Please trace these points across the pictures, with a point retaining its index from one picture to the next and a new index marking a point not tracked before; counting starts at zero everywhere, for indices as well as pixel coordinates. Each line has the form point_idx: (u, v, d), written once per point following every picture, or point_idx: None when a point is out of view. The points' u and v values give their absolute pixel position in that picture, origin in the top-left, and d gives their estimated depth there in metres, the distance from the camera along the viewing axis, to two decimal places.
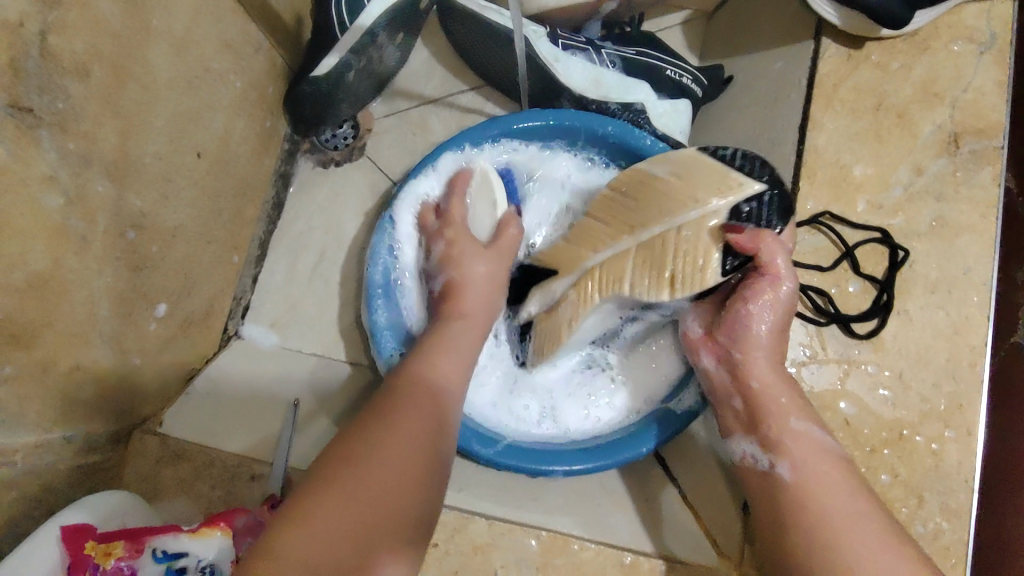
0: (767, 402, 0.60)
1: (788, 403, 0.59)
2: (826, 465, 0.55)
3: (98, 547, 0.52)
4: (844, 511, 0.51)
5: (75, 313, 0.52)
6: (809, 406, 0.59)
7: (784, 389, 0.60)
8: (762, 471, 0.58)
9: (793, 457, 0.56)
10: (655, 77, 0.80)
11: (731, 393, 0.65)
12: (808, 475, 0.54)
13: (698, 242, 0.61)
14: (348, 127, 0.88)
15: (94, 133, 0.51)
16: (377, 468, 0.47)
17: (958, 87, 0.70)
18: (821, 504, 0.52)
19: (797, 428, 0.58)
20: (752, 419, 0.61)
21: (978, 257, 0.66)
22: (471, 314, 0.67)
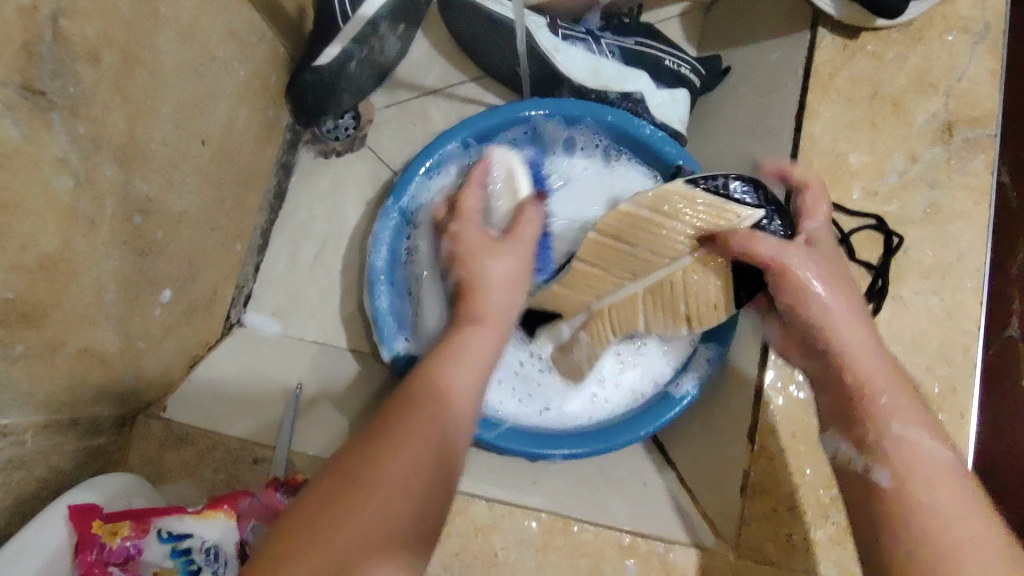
0: (862, 398, 0.49)
1: (888, 402, 0.48)
2: (937, 474, 0.44)
3: (104, 526, 0.52)
4: (971, 529, 0.41)
5: (84, 296, 0.53)
6: (916, 404, 0.48)
7: (884, 386, 0.49)
8: (861, 475, 0.48)
9: (893, 462, 0.46)
10: (654, 68, 0.80)
11: (819, 391, 0.55)
12: (913, 482, 0.44)
13: (706, 286, 0.66)
14: (349, 117, 0.88)
15: (104, 117, 0.51)
16: (379, 476, 0.39)
17: (952, 76, 0.71)
18: (926, 513, 0.42)
19: (903, 432, 0.47)
20: (848, 415, 0.51)
21: (971, 244, 0.67)
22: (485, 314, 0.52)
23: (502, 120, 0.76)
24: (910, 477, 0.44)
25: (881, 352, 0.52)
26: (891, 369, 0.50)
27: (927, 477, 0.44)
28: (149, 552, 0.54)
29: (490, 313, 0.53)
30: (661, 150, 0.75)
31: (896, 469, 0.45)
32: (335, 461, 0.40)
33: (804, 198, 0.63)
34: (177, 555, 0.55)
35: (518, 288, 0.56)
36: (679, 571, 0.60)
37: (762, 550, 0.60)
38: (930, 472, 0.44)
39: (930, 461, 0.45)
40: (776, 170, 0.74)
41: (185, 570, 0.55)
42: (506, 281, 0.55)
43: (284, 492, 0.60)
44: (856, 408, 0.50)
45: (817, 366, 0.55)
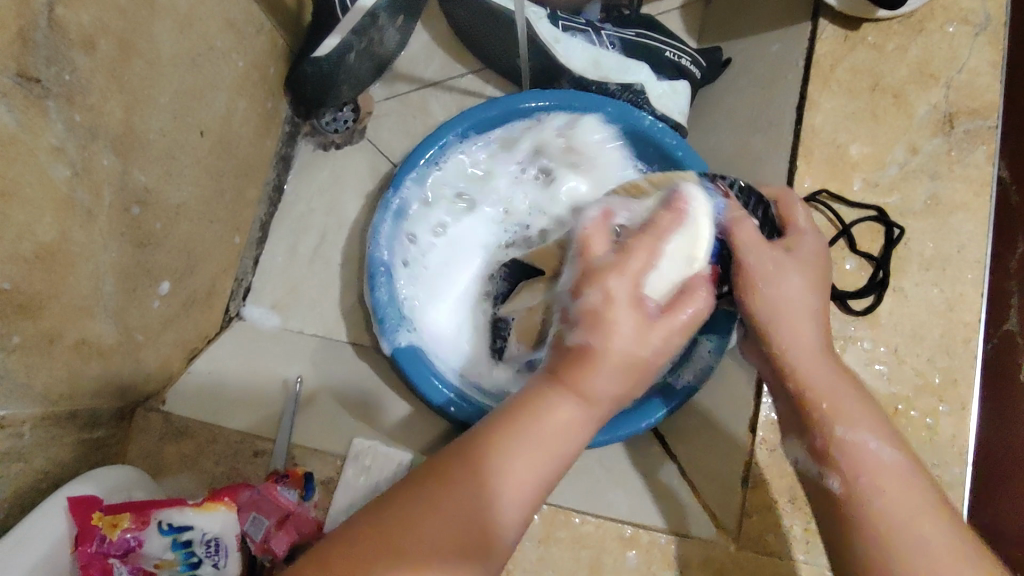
0: (807, 403, 0.52)
1: (831, 408, 0.51)
2: (886, 481, 0.47)
3: (104, 518, 0.52)
4: (908, 510, 0.46)
5: (81, 287, 0.53)
6: (865, 411, 0.51)
7: (827, 393, 0.51)
8: (815, 480, 0.52)
9: (842, 471, 0.49)
10: (654, 60, 0.80)
11: (775, 394, 0.57)
12: (863, 492, 0.48)
13: None
14: (349, 110, 0.88)
15: (100, 106, 0.51)
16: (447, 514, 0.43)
17: (953, 68, 0.71)
18: (876, 515, 0.46)
19: (846, 437, 0.50)
20: (801, 423, 0.53)
21: (972, 235, 0.67)
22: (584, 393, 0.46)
23: (501, 112, 0.76)
24: (858, 484, 0.48)
25: (833, 362, 0.53)
26: (839, 376, 0.53)
27: (872, 480, 0.48)
28: (150, 545, 0.54)
29: (591, 395, 0.46)
30: (661, 141, 0.74)
31: (847, 479, 0.49)
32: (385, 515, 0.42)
33: (779, 204, 0.61)
34: (177, 547, 0.54)
35: (650, 362, 0.47)
36: (679, 563, 0.60)
37: (763, 539, 0.60)
38: (880, 481, 0.47)
39: (877, 465, 0.48)
40: (776, 161, 0.73)
41: (186, 562, 0.55)
42: (626, 369, 0.46)
43: (285, 485, 0.61)
44: (805, 415, 0.52)
45: (768, 372, 0.57)
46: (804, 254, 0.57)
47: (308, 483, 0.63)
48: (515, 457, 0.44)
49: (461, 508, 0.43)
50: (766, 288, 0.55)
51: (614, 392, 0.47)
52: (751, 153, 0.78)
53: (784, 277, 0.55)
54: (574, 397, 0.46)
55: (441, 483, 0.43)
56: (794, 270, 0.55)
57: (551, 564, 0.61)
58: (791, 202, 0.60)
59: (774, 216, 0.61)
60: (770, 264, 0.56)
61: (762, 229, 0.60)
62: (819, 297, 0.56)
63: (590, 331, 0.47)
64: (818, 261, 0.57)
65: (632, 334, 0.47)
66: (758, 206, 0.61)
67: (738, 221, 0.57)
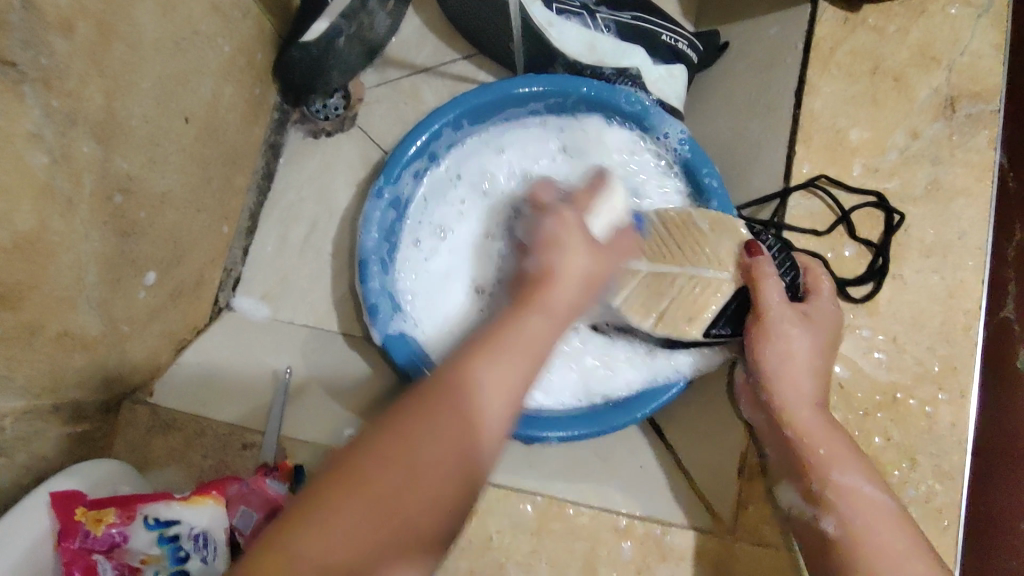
0: (805, 450, 0.56)
1: (827, 453, 0.55)
2: (878, 523, 0.51)
3: (88, 513, 0.51)
4: (896, 545, 0.50)
5: (62, 277, 0.51)
6: (862, 461, 0.55)
7: (823, 440, 0.56)
8: (807, 520, 0.55)
9: (838, 511, 0.53)
10: (650, 43, 0.77)
11: (766, 443, 0.61)
12: (861, 532, 0.51)
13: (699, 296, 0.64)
14: (339, 97, 0.87)
15: (80, 91, 0.49)
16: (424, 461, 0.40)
17: (955, 50, 0.69)
18: (871, 553, 0.50)
19: (843, 484, 0.54)
20: (794, 466, 0.57)
21: (973, 221, 0.66)
22: (560, 312, 0.51)
23: (495, 96, 0.73)
24: (854, 525, 0.52)
25: (830, 418, 0.58)
26: (831, 427, 0.57)
27: (867, 523, 0.52)
28: (135, 540, 0.53)
29: (553, 305, 0.51)
30: (643, 117, 0.74)
31: (843, 519, 0.52)
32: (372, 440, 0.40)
33: (807, 275, 0.63)
34: (163, 542, 0.54)
35: (593, 284, 0.54)
36: (674, 554, 0.60)
37: (759, 532, 0.60)
38: (876, 523, 0.51)
39: (873, 510, 0.52)
40: (774, 147, 0.72)
41: (173, 557, 0.54)
42: (580, 285, 0.53)
43: (273, 477, 0.60)
44: (803, 460, 0.56)
45: (766, 421, 0.61)
46: (820, 321, 0.60)
47: (297, 475, 0.62)
48: (494, 363, 0.44)
49: (448, 435, 0.41)
50: (779, 344, 0.61)
51: (574, 300, 0.52)
52: (748, 140, 0.76)
53: (794, 340, 0.60)
54: (541, 313, 0.50)
55: (419, 415, 0.41)
56: (805, 333, 0.60)
57: (544, 556, 0.60)
58: (816, 274, 0.63)
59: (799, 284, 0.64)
60: (786, 322, 0.60)
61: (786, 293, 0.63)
62: (822, 361, 0.60)
63: (547, 254, 0.54)
64: (832, 332, 0.60)
65: (583, 261, 0.54)
66: (790, 270, 0.63)
67: (766, 276, 0.61)
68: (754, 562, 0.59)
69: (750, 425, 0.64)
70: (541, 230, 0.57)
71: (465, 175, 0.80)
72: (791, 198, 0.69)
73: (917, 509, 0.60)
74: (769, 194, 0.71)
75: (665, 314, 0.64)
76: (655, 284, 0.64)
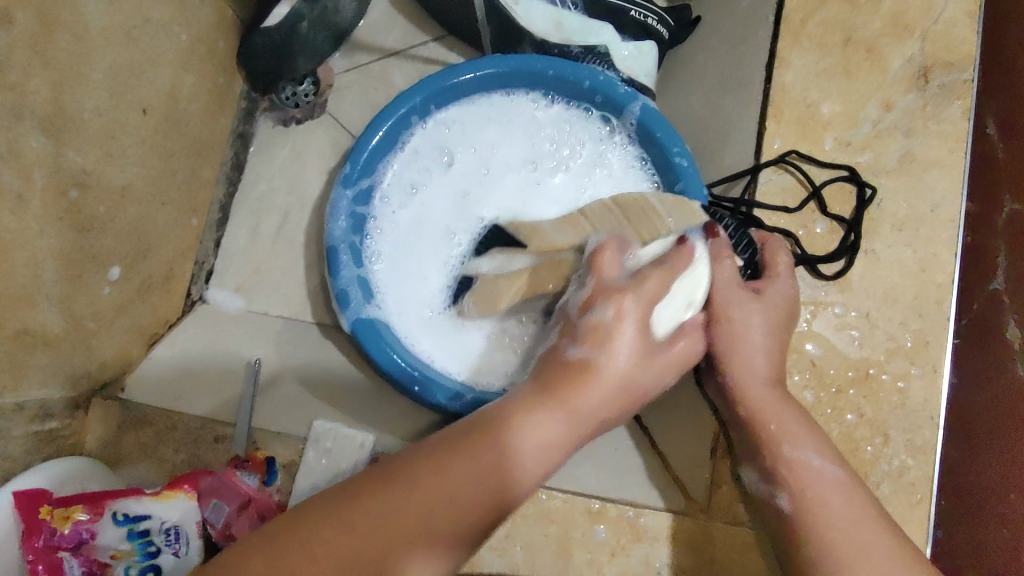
0: (758, 427, 0.57)
1: (779, 429, 0.55)
2: (827, 493, 0.52)
3: (54, 512, 0.50)
4: (845, 513, 0.50)
5: (17, 275, 0.51)
6: (818, 435, 0.55)
7: (774, 415, 0.56)
8: (763, 497, 0.56)
9: (790, 485, 0.53)
10: (618, 19, 0.76)
11: (726, 420, 0.61)
12: (812, 503, 0.52)
13: None
14: (309, 83, 0.85)
15: (23, 84, 0.48)
16: (450, 484, 0.44)
17: (928, 18, 0.68)
18: (822, 525, 0.50)
19: (793, 458, 0.54)
20: (751, 444, 0.57)
21: (946, 193, 0.65)
22: (580, 410, 0.49)
23: (463, 79, 0.73)
24: (806, 497, 0.52)
25: (782, 394, 0.57)
26: (783, 401, 0.57)
27: (818, 494, 0.52)
28: (104, 536, 0.53)
29: (579, 410, 0.49)
30: (611, 93, 0.72)
31: (795, 493, 0.53)
32: (412, 465, 0.44)
33: (765, 250, 0.63)
34: (134, 537, 0.54)
35: (637, 381, 0.52)
36: (648, 535, 0.60)
37: (733, 510, 0.60)
38: (826, 494, 0.52)
39: (823, 483, 0.52)
40: (746, 123, 0.71)
41: (143, 552, 0.54)
42: (614, 391, 0.51)
43: (246, 470, 0.61)
44: (756, 438, 0.57)
45: (724, 400, 0.61)
46: (772, 296, 0.60)
47: (270, 467, 0.62)
48: (535, 423, 0.48)
49: (475, 483, 0.44)
50: (737, 319, 0.60)
51: (603, 412, 0.51)
52: (721, 116, 0.75)
53: (745, 316, 0.60)
54: (565, 413, 0.49)
55: (456, 453, 0.45)
56: (757, 311, 0.59)
57: (518, 540, 0.60)
58: (775, 248, 0.63)
59: (759, 261, 0.64)
60: (733, 300, 0.60)
61: (743, 272, 0.64)
62: (776, 336, 0.60)
63: (597, 305, 0.53)
64: (785, 305, 0.60)
65: (629, 356, 0.52)
66: (748, 248, 0.64)
67: (721, 252, 0.61)
68: (728, 540, 0.59)
69: (714, 408, 0.64)
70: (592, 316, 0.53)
71: (431, 145, 0.77)
72: (762, 174, 0.68)
73: (889, 485, 0.60)
74: (740, 171, 0.70)
75: None
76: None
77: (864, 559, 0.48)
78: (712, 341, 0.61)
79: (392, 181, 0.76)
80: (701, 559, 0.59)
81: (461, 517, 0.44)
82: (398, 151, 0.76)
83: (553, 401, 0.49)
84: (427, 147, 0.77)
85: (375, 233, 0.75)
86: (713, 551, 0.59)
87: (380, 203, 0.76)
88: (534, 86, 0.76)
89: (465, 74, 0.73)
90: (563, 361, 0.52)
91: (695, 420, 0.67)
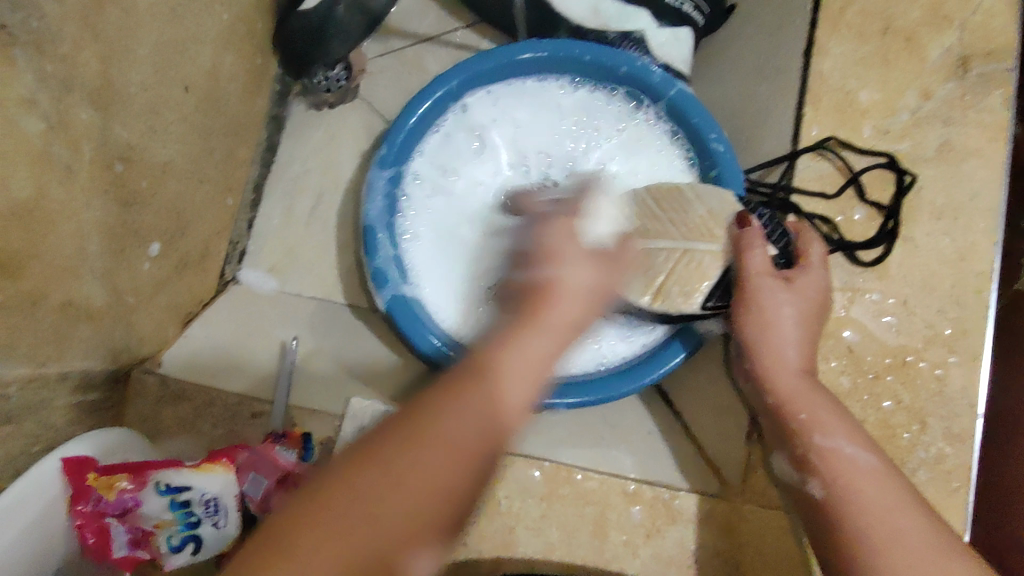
0: (788, 415, 0.56)
1: (809, 418, 0.55)
2: (859, 481, 0.51)
3: (100, 479, 0.51)
4: (882, 502, 0.49)
5: (64, 246, 0.50)
6: (859, 432, 0.54)
7: (805, 404, 0.55)
8: (795, 486, 0.54)
9: (823, 474, 0.52)
10: (655, 5, 0.75)
11: (756, 411, 0.61)
12: (842, 491, 0.51)
13: (694, 268, 0.63)
14: (342, 68, 0.83)
15: (74, 57, 0.48)
16: (412, 477, 0.39)
17: (968, 8, 0.67)
18: (856, 514, 0.49)
19: (824, 446, 0.53)
20: (781, 434, 0.56)
21: (985, 182, 0.65)
22: (555, 325, 0.49)
23: (497, 63, 0.73)
24: (837, 487, 0.51)
25: (813, 383, 0.57)
26: (814, 392, 0.56)
27: (850, 483, 0.51)
28: (147, 505, 0.53)
29: (553, 322, 0.50)
30: (646, 79, 0.72)
31: (827, 482, 0.52)
32: (388, 443, 0.40)
33: (799, 240, 0.63)
34: (176, 507, 0.54)
35: (596, 298, 0.54)
36: (683, 518, 0.60)
37: (767, 495, 0.60)
38: (855, 483, 0.51)
39: (855, 470, 0.51)
40: (782, 110, 0.71)
41: (185, 523, 0.54)
42: (579, 299, 0.52)
43: (282, 444, 0.61)
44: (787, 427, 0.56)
45: (754, 391, 0.61)
46: (803, 286, 0.60)
47: (307, 443, 0.63)
48: (534, 337, 0.48)
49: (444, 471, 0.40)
50: (769, 311, 0.59)
51: (573, 317, 0.51)
52: (756, 103, 0.75)
53: (776, 306, 0.59)
54: (542, 327, 0.49)
55: (438, 409, 0.41)
56: (788, 302, 0.59)
57: (553, 520, 0.60)
58: (809, 239, 0.62)
59: (793, 251, 0.63)
60: (765, 290, 0.60)
61: (777, 259, 0.63)
62: (808, 327, 0.59)
63: (547, 264, 0.54)
64: (817, 296, 0.60)
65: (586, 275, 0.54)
66: (781, 238, 0.64)
67: (750, 243, 0.61)
68: (761, 524, 0.59)
69: (745, 397, 0.63)
70: (541, 240, 0.57)
71: (466, 128, 0.77)
72: (800, 160, 0.68)
73: (926, 472, 0.60)
74: (777, 157, 0.70)
75: (662, 289, 0.63)
76: (648, 258, 0.63)
77: (887, 556, 0.46)
78: (742, 330, 0.61)
79: (423, 163, 0.76)
80: (733, 542, 0.59)
81: (437, 495, 0.39)
82: (433, 132, 0.76)
83: (538, 330, 0.48)
84: (461, 130, 0.77)
85: (409, 214, 0.76)
86: (746, 534, 0.59)
87: (415, 185, 0.76)
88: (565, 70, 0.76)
89: (500, 57, 0.72)
90: (534, 283, 0.53)
91: (729, 404, 0.67)
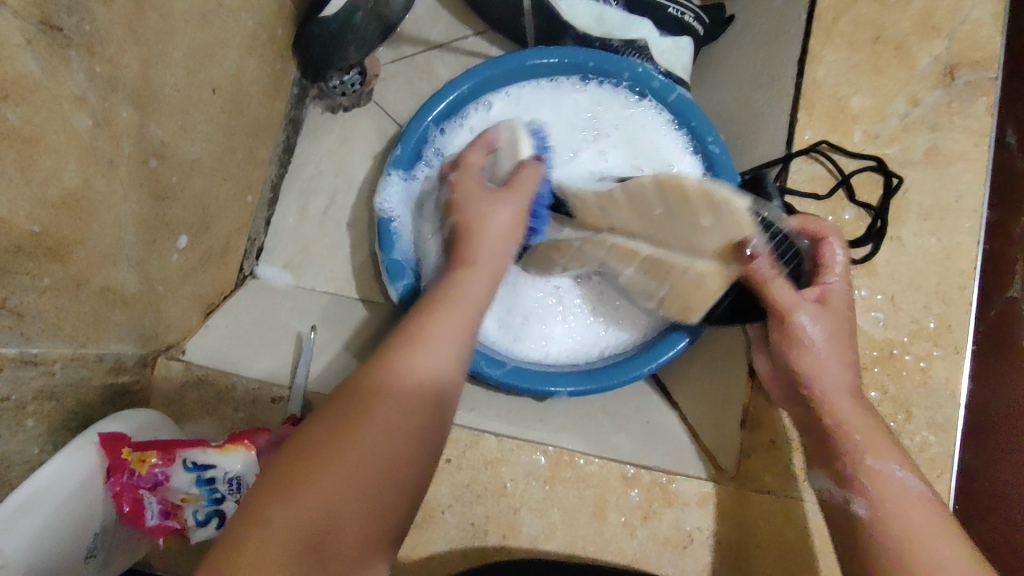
0: (838, 437, 0.55)
1: (863, 439, 0.54)
2: (909, 505, 0.50)
3: (134, 454, 0.54)
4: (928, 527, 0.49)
5: (103, 235, 0.54)
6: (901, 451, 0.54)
7: (860, 426, 0.55)
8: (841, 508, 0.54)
9: (871, 496, 0.52)
10: (658, 15, 0.79)
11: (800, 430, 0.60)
12: (890, 515, 0.50)
13: (703, 278, 0.62)
14: (355, 73, 0.89)
15: (118, 59, 0.52)
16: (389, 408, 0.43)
17: (956, 19, 0.71)
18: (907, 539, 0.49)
19: (876, 468, 0.53)
20: (830, 456, 0.56)
21: (969, 185, 0.68)
22: None
23: (506, 69, 0.76)
24: (886, 510, 0.51)
25: (861, 404, 0.57)
26: (866, 414, 0.56)
27: (900, 508, 0.50)
28: (176, 480, 0.57)
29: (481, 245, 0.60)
30: (647, 85, 0.77)
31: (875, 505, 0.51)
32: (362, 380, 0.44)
33: (819, 250, 0.60)
34: (201, 484, 0.58)
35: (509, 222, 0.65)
36: (679, 500, 0.63)
37: (761, 478, 0.63)
38: (904, 506, 0.50)
39: (906, 496, 0.51)
40: (778, 115, 0.74)
41: (210, 498, 0.58)
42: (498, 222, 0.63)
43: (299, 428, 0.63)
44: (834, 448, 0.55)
45: (799, 410, 0.60)
46: (837, 306, 0.58)
47: None
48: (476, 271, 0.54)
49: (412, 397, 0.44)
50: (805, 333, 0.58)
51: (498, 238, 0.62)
52: (754, 108, 0.79)
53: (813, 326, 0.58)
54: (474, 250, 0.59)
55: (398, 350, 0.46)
56: (823, 320, 0.58)
57: (556, 502, 0.63)
58: (826, 250, 0.60)
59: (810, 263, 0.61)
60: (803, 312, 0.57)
61: (795, 275, 0.61)
62: (848, 345, 0.58)
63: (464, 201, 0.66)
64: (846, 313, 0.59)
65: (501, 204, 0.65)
66: (791, 258, 0.60)
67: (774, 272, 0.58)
68: (756, 506, 0.62)
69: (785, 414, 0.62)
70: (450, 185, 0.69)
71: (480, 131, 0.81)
72: (793, 163, 0.71)
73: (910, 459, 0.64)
74: (772, 159, 0.73)
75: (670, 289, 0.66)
76: (656, 268, 0.65)
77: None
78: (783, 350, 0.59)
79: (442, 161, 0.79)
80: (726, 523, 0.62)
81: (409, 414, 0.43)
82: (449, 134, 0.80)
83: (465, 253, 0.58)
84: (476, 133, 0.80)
85: None
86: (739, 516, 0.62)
87: None
88: (573, 75, 0.79)
89: (508, 63, 0.76)
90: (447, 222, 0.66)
91: (724, 394, 0.70)
